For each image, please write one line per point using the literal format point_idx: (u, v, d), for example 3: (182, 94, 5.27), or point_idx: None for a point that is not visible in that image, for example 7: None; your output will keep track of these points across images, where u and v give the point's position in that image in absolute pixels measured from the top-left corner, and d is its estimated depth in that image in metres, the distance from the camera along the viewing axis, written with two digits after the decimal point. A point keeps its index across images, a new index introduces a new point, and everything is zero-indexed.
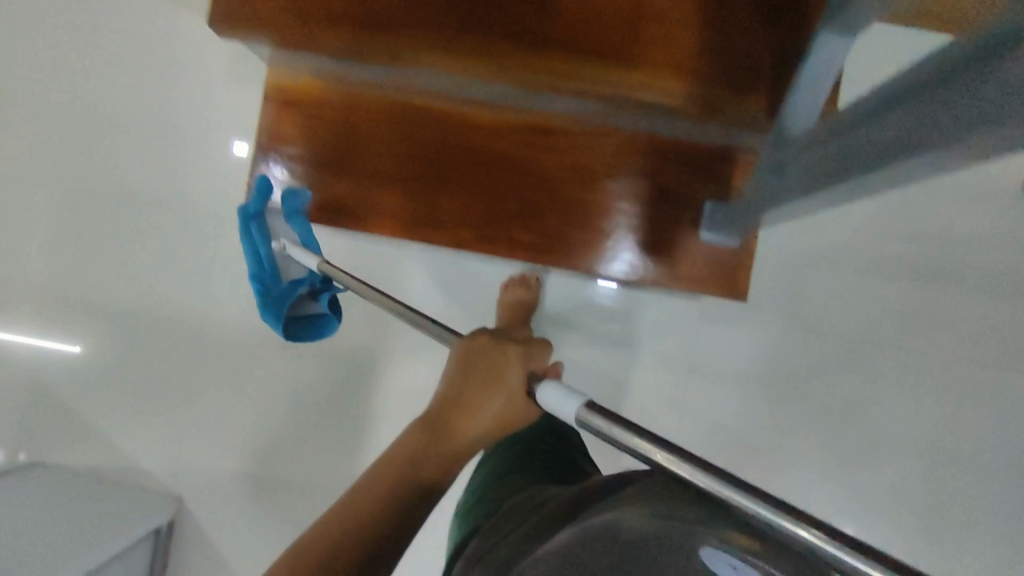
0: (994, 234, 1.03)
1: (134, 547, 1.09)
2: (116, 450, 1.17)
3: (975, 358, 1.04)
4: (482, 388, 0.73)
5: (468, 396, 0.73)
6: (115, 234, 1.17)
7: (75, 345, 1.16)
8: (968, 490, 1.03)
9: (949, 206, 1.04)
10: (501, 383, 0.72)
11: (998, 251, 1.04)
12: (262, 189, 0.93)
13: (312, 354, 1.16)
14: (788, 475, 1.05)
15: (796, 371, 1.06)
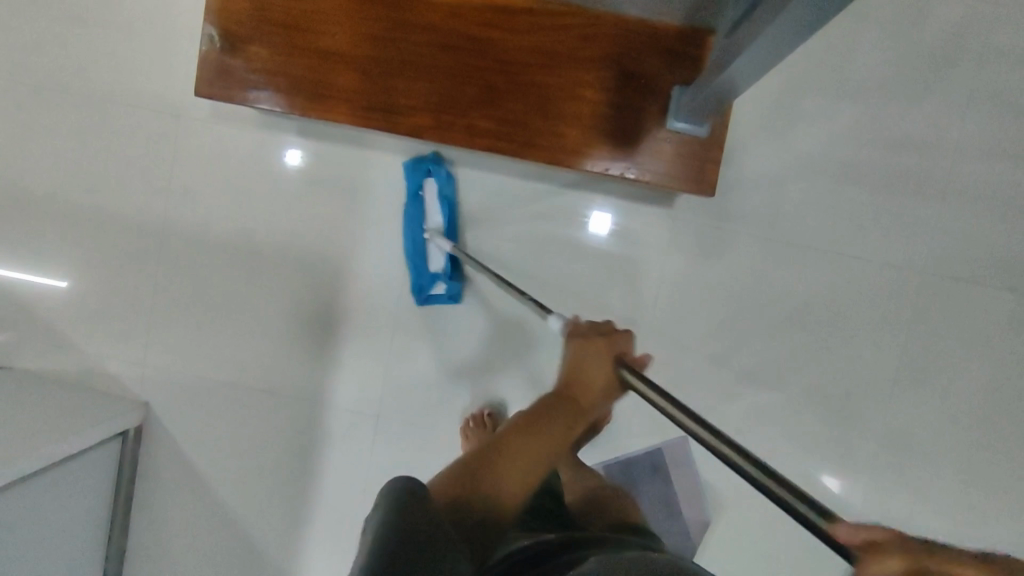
0: (927, 160, 1.11)
1: (98, 446, 1.08)
2: (86, 356, 1.17)
3: (909, 262, 1.12)
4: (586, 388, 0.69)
5: (580, 371, 0.71)
6: (80, 139, 1.15)
7: (62, 282, 1.16)
8: (900, 384, 1.13)
9: (896, 128, 1.11)
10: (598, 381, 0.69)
11: (930, 176, 1.11)
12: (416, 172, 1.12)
13: (278, 264, 1.16)
14: (735, 371, 1.14)
15: (744, 277, 1.13)
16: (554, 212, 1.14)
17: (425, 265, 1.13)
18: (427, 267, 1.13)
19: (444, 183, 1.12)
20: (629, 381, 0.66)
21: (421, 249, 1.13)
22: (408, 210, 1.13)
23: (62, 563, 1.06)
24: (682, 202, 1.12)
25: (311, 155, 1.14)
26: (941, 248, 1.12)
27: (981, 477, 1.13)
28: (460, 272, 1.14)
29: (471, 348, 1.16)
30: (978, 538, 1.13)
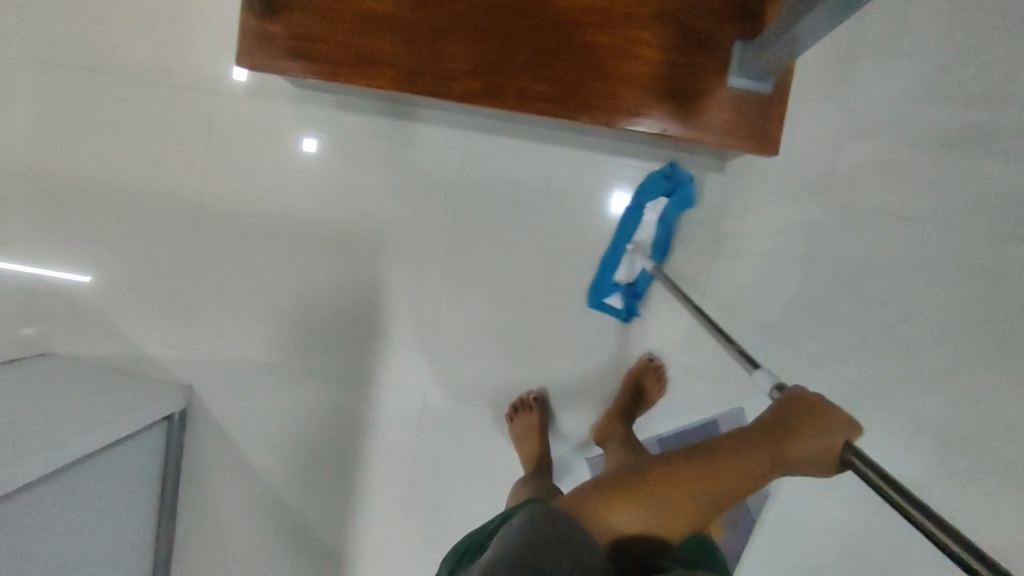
0: (988, 118, 1.07)
1: (145, 429, 1.07)
2: (127, 339, 1.16)
3: (971, 225, 1.09)
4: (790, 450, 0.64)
5: (799, 428, 0.64)
6: (112, 118, 1.13)
7: (86, 277, 1.15)
8: (960, 349, 1.10)
9: (957, 87, 1.06)
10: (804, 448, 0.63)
11: (990, 135, 1.07)
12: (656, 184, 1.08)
13: (320, 242, 1.14)
14: (789, 340, 1.11)
15: (797, 245, 1.10)
16: (601, 182, 1.11)
17: (612, 273, 1.12)
18: (613, 275, 1.12)
19: (673, 207, 1.09)
20: (859, 470, 0.60)
21: (615, 257, 1.11)
22: (624, 220, 1.10)
23: (116, 546, 1.05)
24: (733, 167, 1.09)
25: (352, 130, 1.11)
26: (1005, 210, 1.08)
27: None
28: (646, 291, 1.12)
29: (518, 324, 1.14)
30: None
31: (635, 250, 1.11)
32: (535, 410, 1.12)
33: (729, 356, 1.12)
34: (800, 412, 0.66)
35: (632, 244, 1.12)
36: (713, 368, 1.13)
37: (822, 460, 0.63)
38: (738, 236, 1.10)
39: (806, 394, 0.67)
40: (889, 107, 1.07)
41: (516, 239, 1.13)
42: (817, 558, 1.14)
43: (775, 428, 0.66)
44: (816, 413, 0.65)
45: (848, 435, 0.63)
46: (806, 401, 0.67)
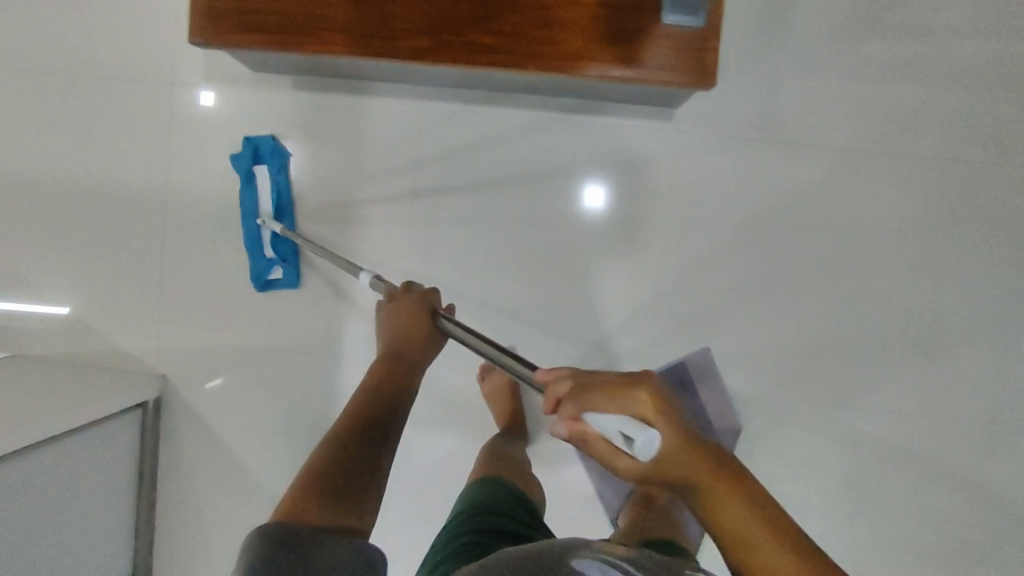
0: (912, 49, 1.13)
1: (115, 418, 1.06)
2: (93, 334, 1.15)
3: (908, 155, 1.14)
4: (399, 338, 0.88)
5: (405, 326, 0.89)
6: (65, 115, 1.13)
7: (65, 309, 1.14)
8: (908, 271, 1.15)
9: (880, 23, 1.13)
10: (412, 327, 0.88)
11: (915, 65, 1.13)
12: (250, 150, 1.12)
13: (281, 222, 1.15)
14: (747, 280, 1.15)
15: (746, 186, 1.15)
16: (555, 139, 1.14)
17: (261, 250, 1.13)
18: (262, 252, 1.13)
19: (274, 168, 1.12)
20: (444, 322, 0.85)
21: (254, 235, 1.12)
22: (243, 197, 1.13)
23: (92, 539, 1.03)
24: (681, 115, 1.13)
25: (308, 106, 1.13)
26: (940, 137, 1.14)
27: (1002, 355, 1.15)
28: (296, 256, 1.14)
29: (484, 286, 1.16)
30: (1005, 416, 1.15)
31: (264, 222, 1.11)
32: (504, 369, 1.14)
33: (693, 299, 1.16)
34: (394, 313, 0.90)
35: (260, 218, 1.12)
36: (678, 311, 1.16)
37: (423, 325, 0.88)
38: (688, 182, 1.14)
39: (385, 287, 0.91)
40: (820, 46, 1.13)
41: (478, 203, 1.15)
42: (800, 490, 1.16)
43: (390, 335, 0.89)
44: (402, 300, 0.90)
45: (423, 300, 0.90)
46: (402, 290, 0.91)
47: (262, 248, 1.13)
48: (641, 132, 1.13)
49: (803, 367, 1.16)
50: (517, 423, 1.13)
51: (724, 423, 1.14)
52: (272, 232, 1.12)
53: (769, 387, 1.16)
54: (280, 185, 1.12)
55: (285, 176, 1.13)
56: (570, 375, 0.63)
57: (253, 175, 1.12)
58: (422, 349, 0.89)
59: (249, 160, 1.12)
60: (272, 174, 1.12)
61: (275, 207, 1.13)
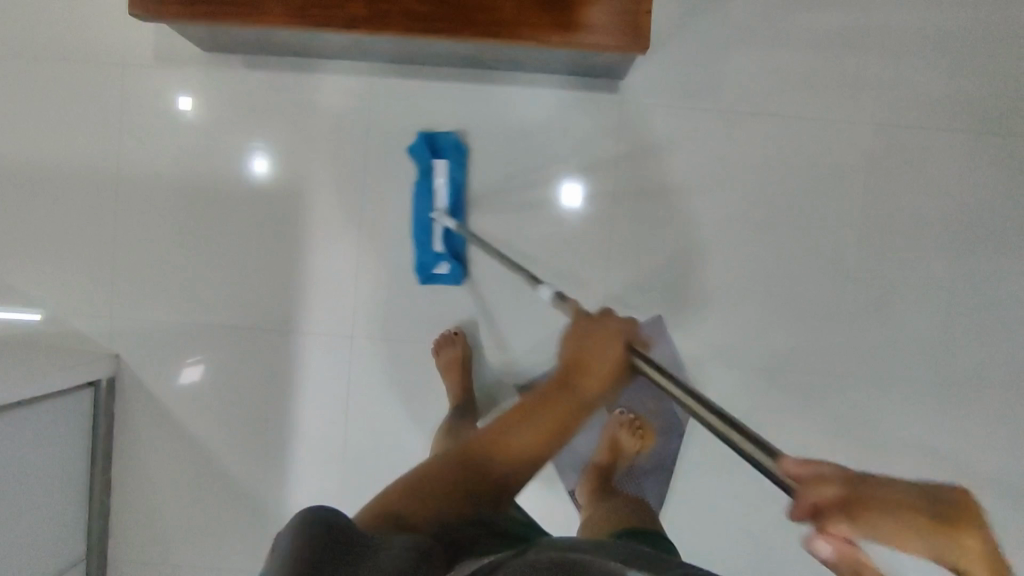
0: (845, 22, 1.17)
1: (65, 393, 1.05)
2: (42, 312, 1.14)
3: (847, 124, 1.18)
4: (572, 377, 0.65)
5: (586, 363, 0.66)
6: (17, 94, 1.14)
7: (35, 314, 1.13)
8: (850, 237, 1.18)
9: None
10: (593, 361, 0.66)
11: (849, 37, 1.18)
12: (422, 147, 1.13)
13: (232, 197, 1.15)
14: (696, 246, 1.17)
15: (692, 155, 1.17)
16: (502, 112, 1.15)
17: (430, 244, 1.14)
18: (431, 247, 1.14)
19: (453, 163, 1.14)
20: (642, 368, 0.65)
21: (424, 228, 1.14)
22: (418, 192, 1.14)
23: (42, 515, 1.02)
24: (625, 85, 1.15)
25: (258, 82, 1.14)
26: (875, 104, 1.18)
27: (939, 313, 1.19)
28: (462, 250, 1.15)
29: (438, 258, 1.17)
30: (945, 373, 1.19)
31: (438, 217, 1.13)
32: (456, 343, 1.14)
33: (642, 267, 1.17)
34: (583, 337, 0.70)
35: (434, 212, 1.13)
36: (630, 280, 1.17)
37: (621, 369, 0.67)
38: (636, 152, 1.16)
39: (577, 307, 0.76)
40: (758, 20, 1.17)
41: (428, 176, 1.16)
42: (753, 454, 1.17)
43: (571, 359, 0.67)
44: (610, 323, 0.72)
45: (625, 335, 0.69)
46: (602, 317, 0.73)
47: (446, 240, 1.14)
48: (588, 104, 1.16)
49: (752, 331, 1.18)
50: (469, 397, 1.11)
51: None
52: (445, 227, 1.13)
53: (720, 352, 1.17)
54: (456, 181, 1.14)
55: (461, 173, 1.14)
56: (833, 470, 0.48)
57: (431, 168, 1.13)
58: (604, 393, 0.64)
59: (430, 153, 1.13)
60: (450, 168, 1.13)
61: (456, 201, 1.14)
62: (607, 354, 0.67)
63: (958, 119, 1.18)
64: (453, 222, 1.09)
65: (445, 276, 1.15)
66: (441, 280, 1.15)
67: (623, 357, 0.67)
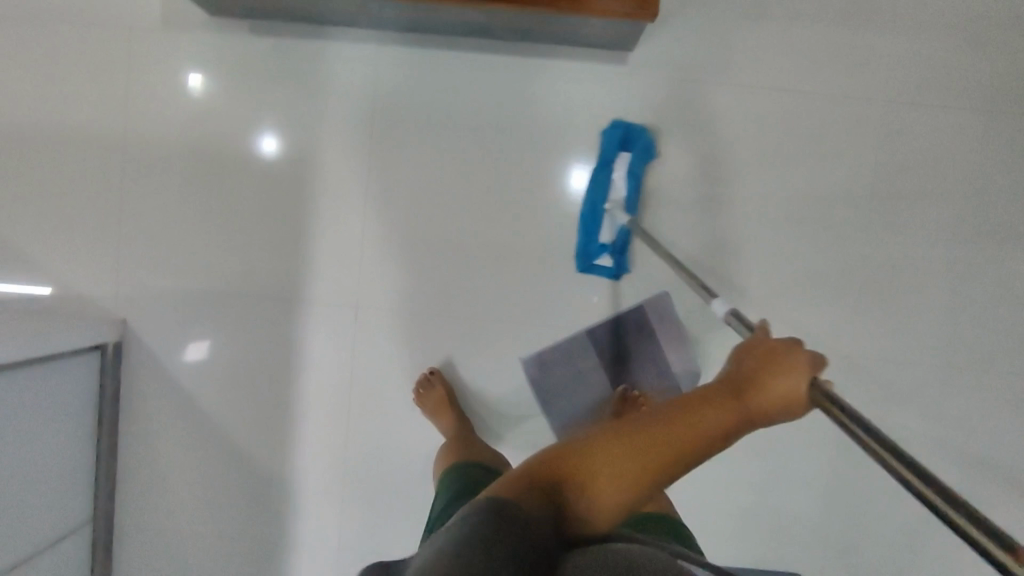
0: None
1: (73, 354, 1.07)
2: (51, 276, 1.15)
3: (864, 96, 1.14)
4: (729, 402, 0.55)
5: (757, 381, 0.56)
6: (26, 58, 1.14)
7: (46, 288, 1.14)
8: (865, 213, 1.15)
9: None
10: (762, 391, 0.55)
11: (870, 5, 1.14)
12: (611, 139, 1.13)
13: (240, 163, 1.15)
14: (705, 222, 1.16)
15: (703, 127, 1.15)
16: (510, 82, 1.14)
17: (597, 234, 1.15)
18: (597, 237, 1.15)
19: (638, 159, 1.13)
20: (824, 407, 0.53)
21: (595, 218, 1.14)
22: (594, 182, 1.14)
23: (52, 471, 1.04)
24: (635, 56, 1.13)
25: (265, 50, 1.14)
26: (896, 77, 1.14)
27: (957, 294, 1.16)
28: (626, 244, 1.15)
29: (444, 229, 1.16)
30: (961, 355, 1.16)
31: (613, 208, 1.15)
32: (435, 385, 1.14)
33: (650, 241, 1.16)
34: (749, 358, 0.59)
35: (609, 203, 1.15)
36: (637, 253, 1.16)
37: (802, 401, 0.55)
38: (646, 124, 1.14)
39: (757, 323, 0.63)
40: None
41: (435, 147, 1.15)
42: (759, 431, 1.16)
43: (730, 379, 0.58)
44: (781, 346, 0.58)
45: (815, 371, 0.55)
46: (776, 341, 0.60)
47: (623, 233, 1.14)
48: (598, 74, 1.14)
49: (761, 308, 1.16)
50: (464, 427, 1.12)
51: (685, 363, 1.15)
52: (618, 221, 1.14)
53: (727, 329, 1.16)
54: (637, 175, 1.13)
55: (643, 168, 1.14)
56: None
57: (613, 161, 1.14)
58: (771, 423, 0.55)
59: (615, 145, 1.13)
60: (631, 163, 1.13)
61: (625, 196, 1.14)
62: (789, 384, 0.54)
63: (984, 93, 1.14)
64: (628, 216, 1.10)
65: (605, 270, 1.15)
66: (604, 274, 1.16)
67: (802, 399, 0.55)
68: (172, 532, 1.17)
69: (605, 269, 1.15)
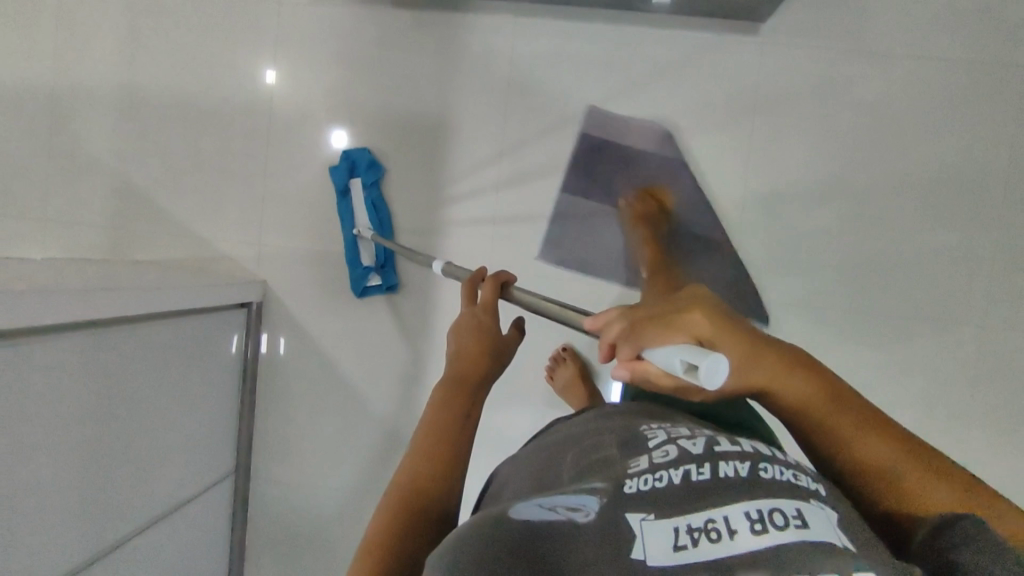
0: None
1: (223, 310, 1.12)
2: (196, 238, 1.21)
3: (1001, 60, 1.13)
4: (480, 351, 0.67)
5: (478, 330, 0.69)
6: (174, 32, 1.19)
7: (194, 250, 1.21)
8: (1002, 178, 1.14)
9: None
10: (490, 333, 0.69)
11: None
12: (336, 172, 1.17)
13: (376, 132, 1.19)
14: (838, 185, 1.16)
15: (833, 94, 1.15)
16: (641, 51, 1.17)
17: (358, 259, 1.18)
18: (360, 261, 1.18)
19: (370, 182, 1.17)
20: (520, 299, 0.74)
21: (350, 246, 1.17)
22: (339, 209, 1.18)
23: (200, 422, 1.09)
24: (767, 24, 1.15)
25: (404, 22, 1.18)
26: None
27: None
28: (392, 261, 1.18)
29: (572, 195, 1.19)
30: None
31: (361, 233, 1.16)
32: (568, 361, 1.18)
33: (780, 205, 1.16)
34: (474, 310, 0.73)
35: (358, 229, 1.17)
36: (764, 218, 1.17)
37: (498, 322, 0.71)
38: (774, 91, 1.16)
39: (466, 284, 0.78)
40: None
41: (566, 115, 1.18)
42: (886, 399, 1.16)
43: (451, 352, 0.67)
44: (474, 290, 0.77)
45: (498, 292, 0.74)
46: (472, 289, 0.77)
47: (348, 258, 1.18)
48: (727, 43, 1.16)
49: (895, 272, 1.15)
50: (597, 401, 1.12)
51: (812, 328, 1.16)
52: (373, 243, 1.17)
53: (856, 295, 1.16)
54: (372, 199, 1.17)
55: (378, 190, 1.18)
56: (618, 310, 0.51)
57: (348, 189, 1.17)
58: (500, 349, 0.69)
59: (343, 173, 1.17)
60: (365, 188, 1.17)
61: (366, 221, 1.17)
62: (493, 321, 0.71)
63: None
64: (375, 236, 1.12)
65: (377, 289, 1.18)
66: (373, 292, 1.19)
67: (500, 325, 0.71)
68: (304, 484, 1.22)
69: (376, 287, 1.18)
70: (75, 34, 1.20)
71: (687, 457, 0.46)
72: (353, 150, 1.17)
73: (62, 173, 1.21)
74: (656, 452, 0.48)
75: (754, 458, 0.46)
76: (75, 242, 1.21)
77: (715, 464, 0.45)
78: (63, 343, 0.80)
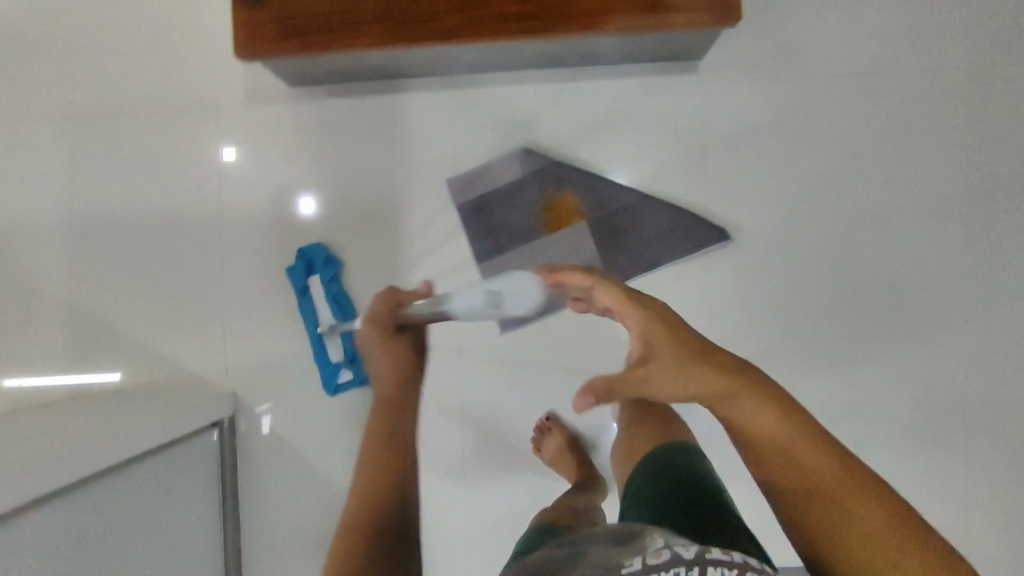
0: None
1: (195, 434, 1.08)
2: (161, 359, 1.17)
3: (947, 72, 1.11)
4: None
5: None
6: (114, 155, 1.18)
7: (161, 371, 1.17)
8: (965, 189, 1.11)
9: None
10: None
11: None
12: (294, 271, 1.15)
13: (329, 226, 1.17)
14: (805, 216, 1.12)
15: (785, 125, 1.13)
16: (586, 109, 1.15)
17: (328, 357, 1.15)
18: (329, 359, 1.15)
19: (328, 277, 1.15)
20: None
21: (317, 345, 1.14)
22: (301, 309, 1.15)
23: (184, 556, 1.04)
24: (710, 65, 1.13)
25: (344, 113, 1.17)
26: (986, 40, 1.11)
27: None
28: (362, 353, 1.15)
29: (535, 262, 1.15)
30: None
31: (326, 330, 1.14)
32: (554, 430, 1.14)
33: (750, 244, 1.13)
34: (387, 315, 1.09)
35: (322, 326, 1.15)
36: (735, 259, 1.13)
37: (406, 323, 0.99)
38: (726, 130, 1.13)
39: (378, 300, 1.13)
40: None
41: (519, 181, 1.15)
42: (885, 429, 1.11)
43: None
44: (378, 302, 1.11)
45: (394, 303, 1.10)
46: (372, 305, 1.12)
47: (317, 357, 1.15)
48: (671, 89, 1.14)
49: (876, 295, 1.12)
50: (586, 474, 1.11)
51: (801, 365, 1.12)
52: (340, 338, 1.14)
53: (841, 326, 1.12)
54: (332, 294, 1.15)
55: (338, 283, 1.15)
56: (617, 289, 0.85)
57: (308, 288, 1.15)
58: None
59: (301, 272, 1.15)
60: (324, 284, 1.15)
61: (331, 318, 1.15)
62: None
63: None
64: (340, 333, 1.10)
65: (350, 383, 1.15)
66: (348, 387, 1.16)
67: None
68: None
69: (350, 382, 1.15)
70: (15, 171, 1.17)
71: (678, 559, 0.52)
72: (308, 247, 1.14)
73: (15, 313, 1.18)
74: (652, 554, 0.54)
75: (738, 564, 0.51)
76: (32, 378, 1.17)
77: (701, 568, 0.50)
78: (16, 527, 0.74)
